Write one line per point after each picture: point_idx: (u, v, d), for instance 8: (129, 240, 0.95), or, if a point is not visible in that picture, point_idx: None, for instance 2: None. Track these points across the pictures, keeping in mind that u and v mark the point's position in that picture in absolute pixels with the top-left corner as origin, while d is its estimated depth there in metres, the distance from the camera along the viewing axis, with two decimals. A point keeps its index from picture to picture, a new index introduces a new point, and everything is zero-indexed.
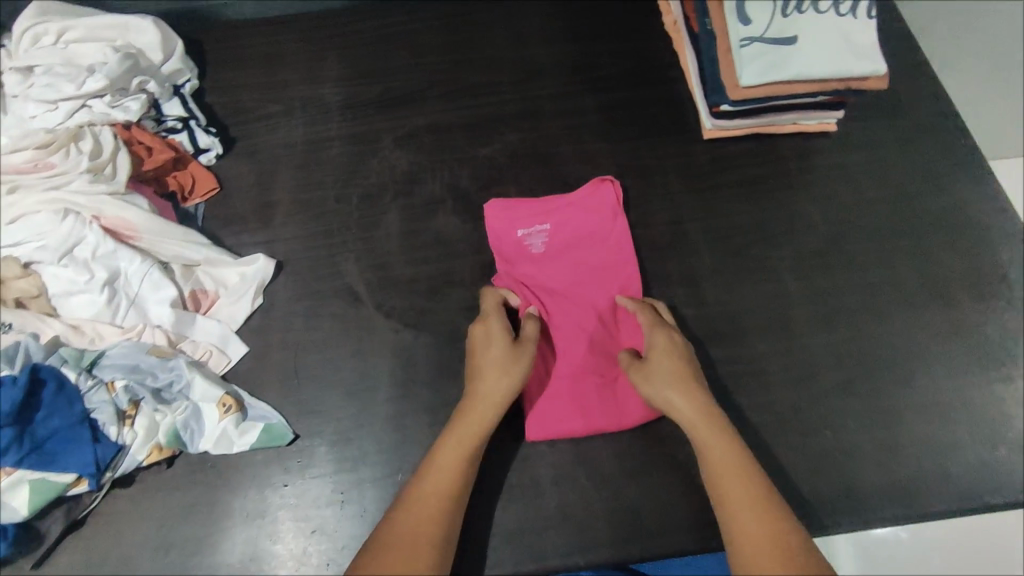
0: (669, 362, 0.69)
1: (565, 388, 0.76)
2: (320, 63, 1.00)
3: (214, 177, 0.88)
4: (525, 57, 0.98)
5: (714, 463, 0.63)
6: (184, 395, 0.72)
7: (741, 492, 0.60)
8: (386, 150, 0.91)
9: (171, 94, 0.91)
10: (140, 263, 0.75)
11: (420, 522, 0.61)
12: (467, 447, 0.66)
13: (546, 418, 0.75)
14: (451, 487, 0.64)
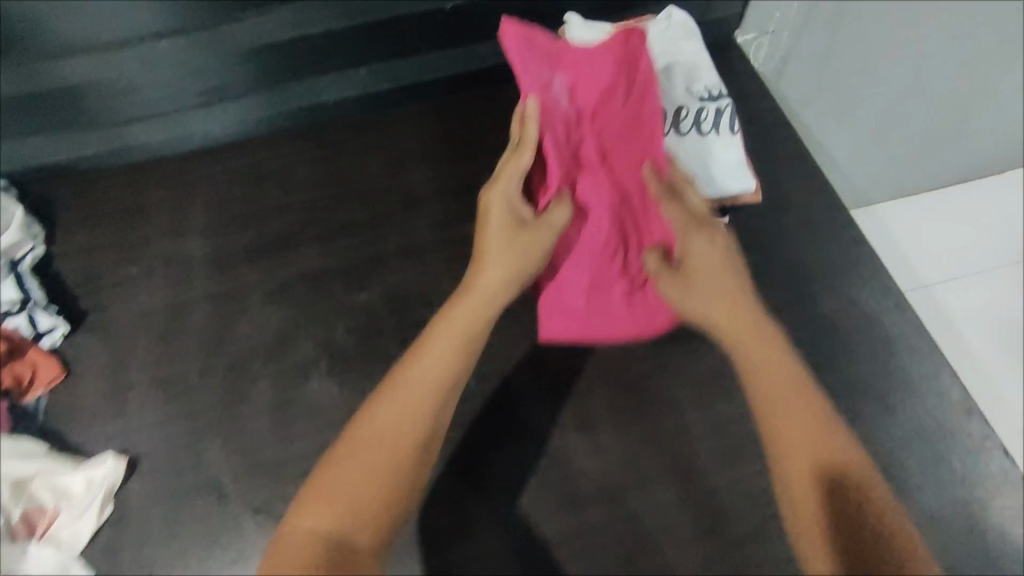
0: (744, 338, 0.67)
1: (582, 272, 0.74)
2: (182, 211, 0.92)
3: (60, 363, 0.79)
4: (402, 185, 0.93)
5: (749, 361, 0.66)
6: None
7: (771, 379, 0.65)
8: (255, 307, 0.84)
9: (7, 272, 0.82)
10: None
11: (375, 442, 0.59)
12: (460, 341, 0.66)
13: (560, 321, 0.77)
14: (432, 386, 0.62)
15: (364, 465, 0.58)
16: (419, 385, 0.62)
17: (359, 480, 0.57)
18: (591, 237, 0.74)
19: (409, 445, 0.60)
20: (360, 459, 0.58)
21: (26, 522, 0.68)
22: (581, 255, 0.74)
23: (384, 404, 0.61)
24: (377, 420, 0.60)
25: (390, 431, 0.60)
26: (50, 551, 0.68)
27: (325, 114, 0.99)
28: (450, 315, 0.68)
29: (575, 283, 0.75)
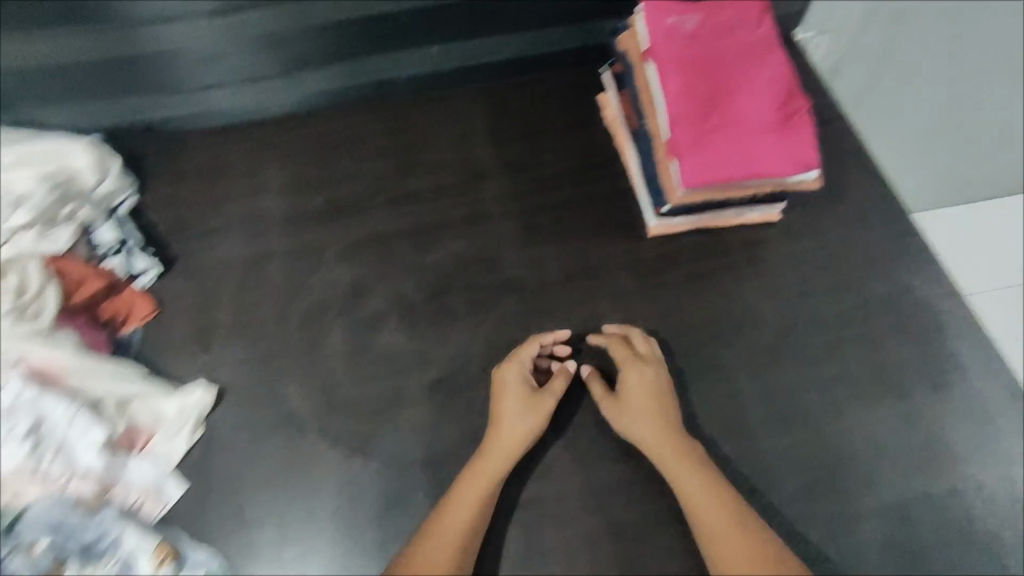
0: (636, 429, 0.72)
1: (723, 147, 0.75)
2: (261, 172, 0.98)
3: (152, 300, 0.86)
4: (470, 158, 0.97)
5: (650, 439, 0.72)
6: (112, 549, 0.69)
7: (674, 456, 0.70)
8: (329, 263, 0.88)
9: (107, 217, 0.89)
10: (66, 408, 0.71)
11: (456, 531, 0.66)
12: (479, 495, 0.68)
13: (705, 166, 0.75)
14: (460, 526, 0.66)
15: (464, 503, 0.68)
16: (507, 441, 0.71)
17: (462, 508, 0.67)
18: (741, 115, 0.76)
19: (479, 517, 0.67)
20: (450, 538, 0.65)
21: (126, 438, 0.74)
22: (719, 137, 0.75)
23: (473, 475, 0.70)
24: (441, 529, 0.66)
25: (468, 518, 0.67)
26: (149, 463, 0.74)
27: (388, 89, 1.03)
28: (520, 416, 0.72)
29: (711, 129, 0.76)
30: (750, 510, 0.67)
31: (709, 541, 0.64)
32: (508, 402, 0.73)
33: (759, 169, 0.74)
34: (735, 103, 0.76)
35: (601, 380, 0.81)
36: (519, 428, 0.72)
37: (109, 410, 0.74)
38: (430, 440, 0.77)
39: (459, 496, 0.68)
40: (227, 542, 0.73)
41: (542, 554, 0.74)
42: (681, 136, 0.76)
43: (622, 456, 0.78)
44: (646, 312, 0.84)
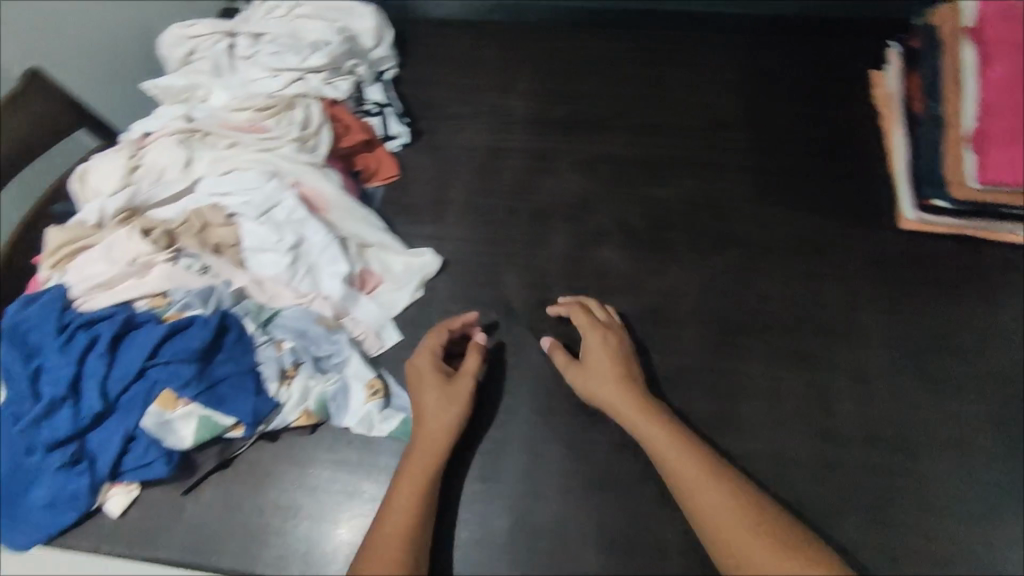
0: (621, 407, 0.67)
1: None
2: (512, 73, 1.01)
3: (397, 164, 0.92)
4: (719, 102, 0.94)
5: (645, 430, 0.66)
6: (338, 368, 0.74)
7: (668, 442, 0.64)
8: (564, 172, 0.91)
9: (375, 80, 0.95)
10: (324, 235, 0.79)
11: (404, 517, 0.63)
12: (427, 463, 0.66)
13: (1010, 166, 0.72)
14: (411, 508, 0.64)
15: (411, 472, 0.66)
16: (433, 435, 0.68)
17: (410, 479, 0.65)
18: None
19: (418, 507, 0.64)
20: (398, 522, 0.63)
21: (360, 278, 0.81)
22: None
23: (413, 460, 0.67)
24: (393, 504, 0.64)
25: (410, 512, 0.63)
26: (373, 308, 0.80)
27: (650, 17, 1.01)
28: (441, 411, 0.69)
29: None
30: (743, 492, 0.61)
31: (716, 537, 0.59)
32: (415, 383, 0.71)
33: None
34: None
35: (819, 355, 0.76)
36: (439, 421, 0.69)
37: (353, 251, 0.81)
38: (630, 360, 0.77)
39: (399, 488, 0.65)
40: None
41: None
42: (993, 127, 0.72)
43: (825, 438, 0.72)
44: (875, 303, 0.79)
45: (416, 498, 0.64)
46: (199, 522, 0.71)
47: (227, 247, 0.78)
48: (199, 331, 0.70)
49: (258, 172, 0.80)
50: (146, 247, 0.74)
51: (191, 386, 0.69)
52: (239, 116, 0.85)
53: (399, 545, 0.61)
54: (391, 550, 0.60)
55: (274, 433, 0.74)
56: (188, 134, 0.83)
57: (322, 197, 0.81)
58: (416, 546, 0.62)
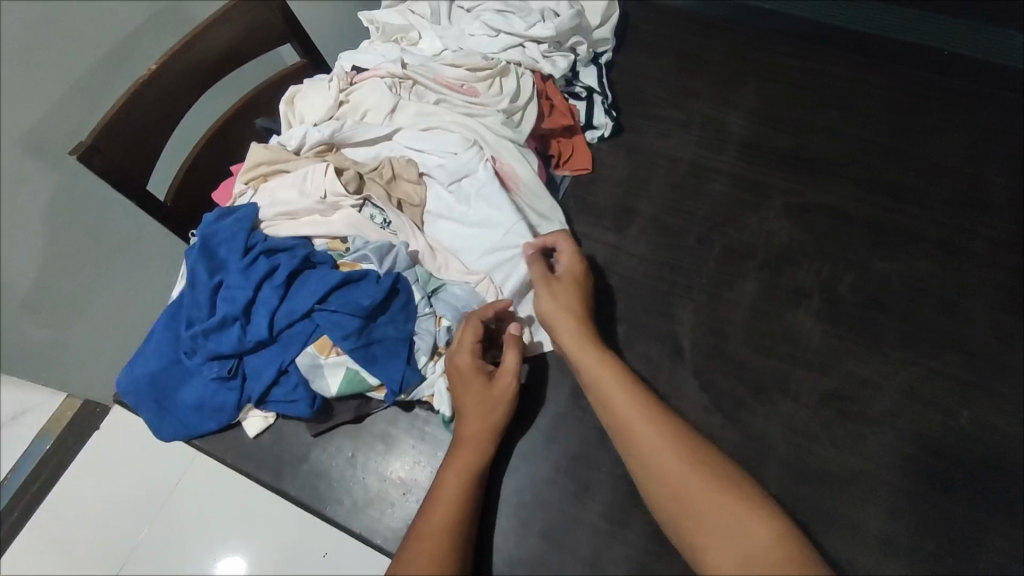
0: (602, 382, 0.65)
1: None
2: (737, 86, 0.91)
3: (591, 158, 0.86)
4: (973, 179, 0.82)
5: (597, 387, 0.65)
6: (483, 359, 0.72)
7: (634, 414, 0.63)
8: (771, 213, 0.81)
9: (590, 62, 0.89)
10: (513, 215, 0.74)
11: (451, 507, 0.61)
12: (465, 464, 0.64)
13: None
14: (457, 508, 0.61)
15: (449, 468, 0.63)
16: (476, 437, 0.65)
17: (450, 471, 0.63)
18: None
19: (467, 504, 0.62)
20: (444, 508, 0.61)
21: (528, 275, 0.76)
22: None
23: (455, 458, 0.64)
24: (439, 497, 0.62)
25: (455, 505, 0.61)
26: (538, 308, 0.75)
27: (907, 67, 0.91)
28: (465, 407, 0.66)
29: None
30: (714, 464, 0.60)
31: (688, 522, 0.58)
32: (474, 392, 0.66)
33: None
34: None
35: None
36: (485, 421, 0.66)
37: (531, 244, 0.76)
38: (804, 442, 0.67)
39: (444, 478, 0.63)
40: (562, 410, 0.73)
41: None
42: None
43: None
44: None
45: (463, 491, 0.62)
46: (321, 470, 0.71)
47: (411, 208, 0.76)
48: (371, 288, 0.69)
49: (459, 136, 0.77)
50: (340, 185, 0.74)
51: (350, 340, 0.67)
52: (451, 73, 0.81)
53: (449, 537, 0.60)
54: (433, 551, 0.58)
55: (409, 403, 0.74)
56: (399, 80, 0.80)
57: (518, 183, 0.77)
58: (463, 538, 0.60)
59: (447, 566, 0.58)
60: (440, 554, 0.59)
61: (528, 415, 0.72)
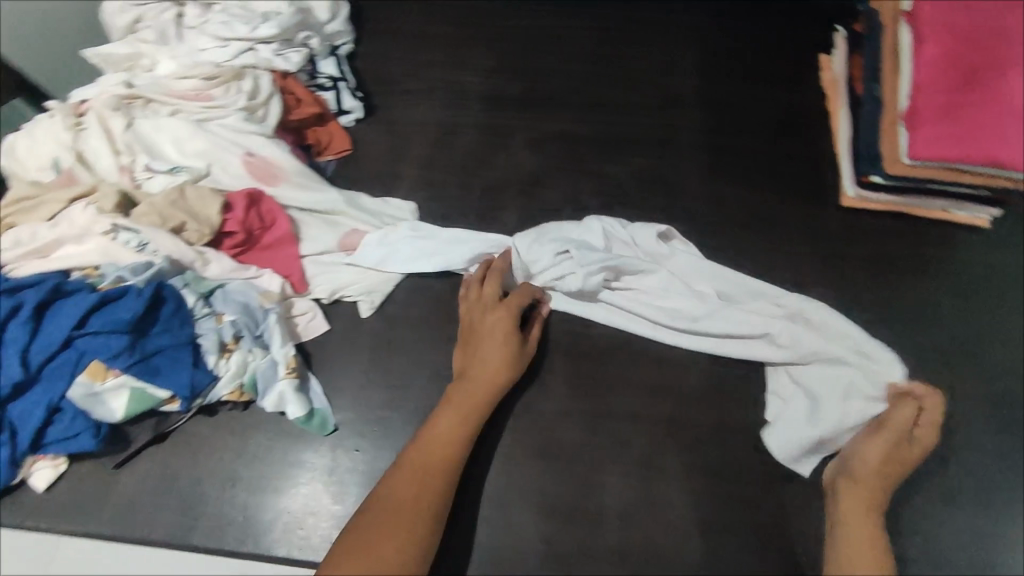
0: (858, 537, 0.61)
1: (963, 124, 0.72)
2: (470, 51, 1.00)
3: (349, 139, 0.91)
4: (673, 85, 0.96)
5: (862, 453, 0.66)
6: (268, 346, 0.73)
7: (867, 468, 0.65)
8: (517, 148, 0.91)
9: (328, 54, 0.94)
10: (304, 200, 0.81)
11: (416, 471, 0.63)
12: (459, 409, 0.68)
13: (939, 138, 0.72)
14: (434, 461, 0.64)
15: (444, 412, 0.68)
16: (483, 381, 0.69)
17: (462, 423, 0.67)
18: (987, 100, 0.72)
19: (444, 468, 0.64)
20: (417, 469, 0.63)
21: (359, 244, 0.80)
22: (962, 113, 0.72)
23: (443, 416, 0.67)
24: (426, 442, 0.66)
25: (421, 470, 0.63)
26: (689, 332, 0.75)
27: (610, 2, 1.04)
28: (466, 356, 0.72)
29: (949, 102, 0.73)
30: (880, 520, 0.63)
31: None
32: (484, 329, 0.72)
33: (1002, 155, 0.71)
34: (1001, 85, 0.72)
35: None
36: (501, 369, 0.70)
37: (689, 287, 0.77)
38: (577, 329, 0.77)
39: (419, 442, 0.66)
40: (367, 368, 0.76)
41: (663, 470, 0.70)
42: (918, 105, 0.74)
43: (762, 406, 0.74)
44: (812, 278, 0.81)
45: (448, 454, 0.65)
46: (134, 498, 0.70)
47: (192, 227, 0.73)
48: (132, 302, 0.68)
49: (204, 142, 0.79)
50: (94, 208, 0.71)
51: (122, 358, 0.66)
52: (182, 84, 0.82)
53: (416, 506, 0.61)
54: (395, 515, 0.60)
55: (211, 408, 0.73)
56: (127, 100, 0.80)
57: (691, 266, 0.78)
58: (430, 492, 0.62)
59: (414, 529, 0.59)
60: (405, 522, 0.59)
61: (336, 381, 0.76)
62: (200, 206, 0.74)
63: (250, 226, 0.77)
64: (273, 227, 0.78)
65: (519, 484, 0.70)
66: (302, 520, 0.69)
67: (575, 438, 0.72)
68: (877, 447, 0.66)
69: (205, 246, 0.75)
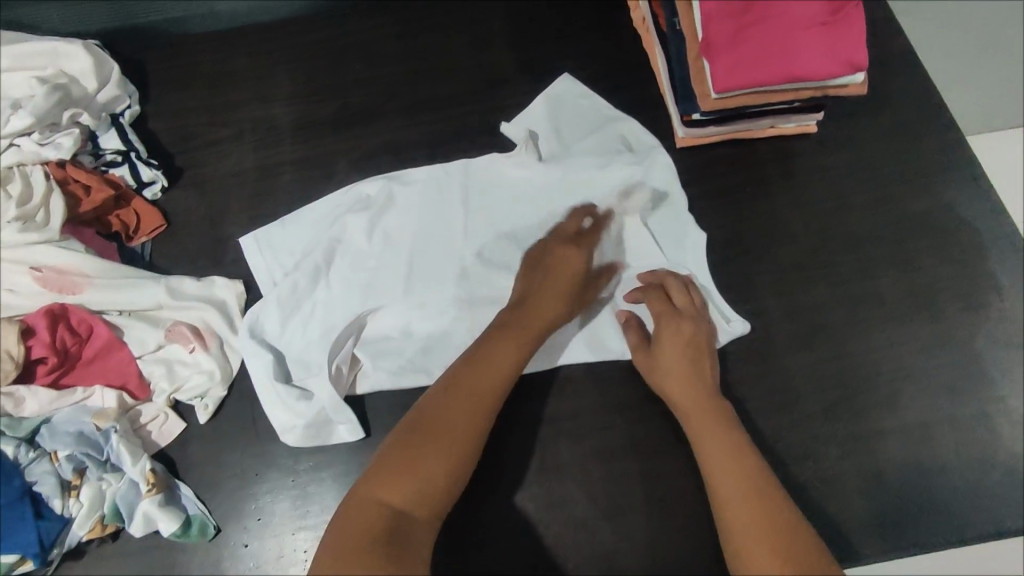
0: (722, 475, 0.61)
1: (751, 49, 0.71)
2: (270, 79, 0.92)
3: (160, 212, 0.84)
4: (487, 63, 0.91)
5: (711, 461, 0.62)
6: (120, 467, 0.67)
7: (722, 455, 0.62)
8: (342, 173, 0.86)
9: (109, 125, 0.84)
10: (116, 300, 0.73)
11: (464, 396, 0.62)
12: (510, 354, 0.66)
13: (734, 71, 0.71)
14: (481, 388, 0.63)
15: (493, 347, 0.66)
16: (542, 312, 0.70)
17: (508, 347, 0.66)
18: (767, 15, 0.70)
19: (490, 399, 0.63)
20: (472, 378, 0.63)
21: (194, 336, 0.73)
22: (746, 36, 0.71)
23: (505, 339, 0.67)
24: (487, 357, 0.65)
25: (470, 411, 0.61)
26: (374, 374, 0.73)
27: None
28: (545, 283, 0.72)
29: (726, 31, 0.71)
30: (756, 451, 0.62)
31: None
32: (554, 276, 0.73)
33: (797, 71, 0.71)
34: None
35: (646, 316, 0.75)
36: (527, 318, 0.69)
37: (611, 115, 0.85)
38: None
39: (445, 381, 0.63)
40: (235, 455, 0.71)
41: (559, 469, 0.69)
42: (708, 44, 0.72)
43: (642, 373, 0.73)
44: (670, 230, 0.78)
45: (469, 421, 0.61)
46: None
47: None
48: None
49: None
50: None
51: None
52: None
53: (444, 454, 0.58)
54: (433, 448, 0.58)
55: (76, 549, 0.67)
56: None
57: (666, 176, 0.79)
58: (467, 439, 0.60)
59: (447, 458, 0.58)
60: (435, 446, 0.58)
61: (206, 479, 0.70)
62: None
63: (63, 345, 0.69)
64: (92, 336, 0.72)
65: None
66: None
67: None
68: (728, 462, 0.61)
69: (15, 385, 0.67)
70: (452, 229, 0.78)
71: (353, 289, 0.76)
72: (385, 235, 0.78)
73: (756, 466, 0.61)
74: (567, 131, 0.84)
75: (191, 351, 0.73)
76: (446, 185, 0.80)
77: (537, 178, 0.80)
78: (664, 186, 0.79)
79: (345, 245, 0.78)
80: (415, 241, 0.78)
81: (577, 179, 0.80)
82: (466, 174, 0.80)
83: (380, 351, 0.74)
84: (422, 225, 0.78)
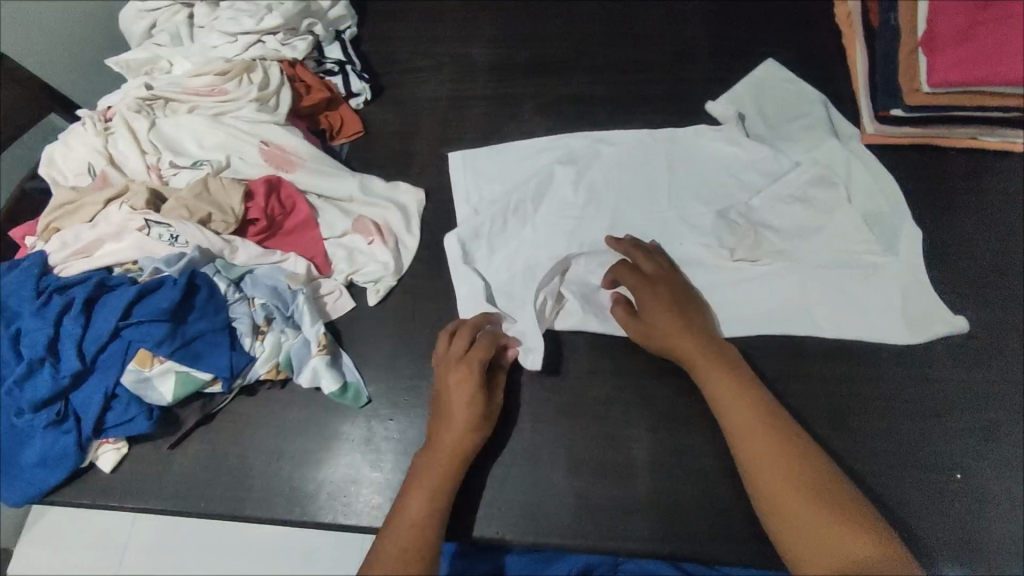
0: (750, 433, 0.60)
1: (979, 45, 0.72)
2: (474, 22, 0.99)
3: (360, 121, 0.93)
4: (679, 36, 0.93)
5: (728, 414, 0.62)
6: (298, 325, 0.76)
7: (737, 405, 0.62)
8: (525, 115, 0.92)
9: (332, 39, 0.95)
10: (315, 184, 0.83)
11: (440, 478, 0.64)
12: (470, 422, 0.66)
13: (954, 63, 0.72)
14: (451, 458, 0.65)
15: (448, 418, 0.67)
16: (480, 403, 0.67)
17: (454, 424, 0.66)
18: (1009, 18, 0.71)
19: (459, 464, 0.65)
20: (437, 466, 0.65)
21: (375, 231, 0.82)
22: (977, 33, 0.72)
23: (447, 426, 0.66)
24: (442, 440, 0.66)
25: (432, 495, 0.63)
26: (580, 314, 0.76)
27: None
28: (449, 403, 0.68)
29: (957, 26, 0.73)
30: (761, 402, 0.63)
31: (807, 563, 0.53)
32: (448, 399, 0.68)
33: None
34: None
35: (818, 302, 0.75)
36: (461, 402, 0.67)
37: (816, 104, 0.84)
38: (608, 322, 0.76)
39: (419, 466, 0.65)
40: (394, 341, 0.79)
41: (691, 420, 0.71)
42: (930, 36, 0.74)
43: (787, 351, 0.73)
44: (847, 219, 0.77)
45: (463, 439, 0.66)
46: (189, 474, 0.75)
47: (216, 215, 0.77)
48: (169, 292, 0.72)
49: (223, 136, 0.83)
50: (127, 207, 0.75)
51: (165, 345, 0.70)
52: (197, 81, 0.85)
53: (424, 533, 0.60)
54: (415, 519, 0.61)
55: (251, 387, 0.77)
56: (149, 102, 0.84)
57: (868, 172, 0.79)
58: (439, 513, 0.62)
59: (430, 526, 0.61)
60: (424, 520, 0.61)
61: (366, 356, 0.79)
62: (223, 197, 0.78)
63: (272, 212, 0.80)
64: (293, 212, 0.82)
65: (547, 441, 0.71)
66: (345, 487, 0.73)
67: (602, 395, 0.73)
68: (737, 417, 0.62)
69: (232, 236, 0.78)
70: (657, 191, 0.82)
71: (555, 228, 0.82)
72: (590, 185, 0.84)
73: (761, 415, 0.61)
74: (771, 114, 0.86)
75: (369, 243, 0.81)
76: (651, 149, 0.84)
77: (743, 155, 0.82)
78: (865, 182, 0.79)
79: (553, 190, 0.83)
80: (617, 198, 0.83)
81: (779, 161, 0.81)
82: (672, 143, 0.85)
83: (582, 291, 0.77)
84: (620, 179, 0.83)
